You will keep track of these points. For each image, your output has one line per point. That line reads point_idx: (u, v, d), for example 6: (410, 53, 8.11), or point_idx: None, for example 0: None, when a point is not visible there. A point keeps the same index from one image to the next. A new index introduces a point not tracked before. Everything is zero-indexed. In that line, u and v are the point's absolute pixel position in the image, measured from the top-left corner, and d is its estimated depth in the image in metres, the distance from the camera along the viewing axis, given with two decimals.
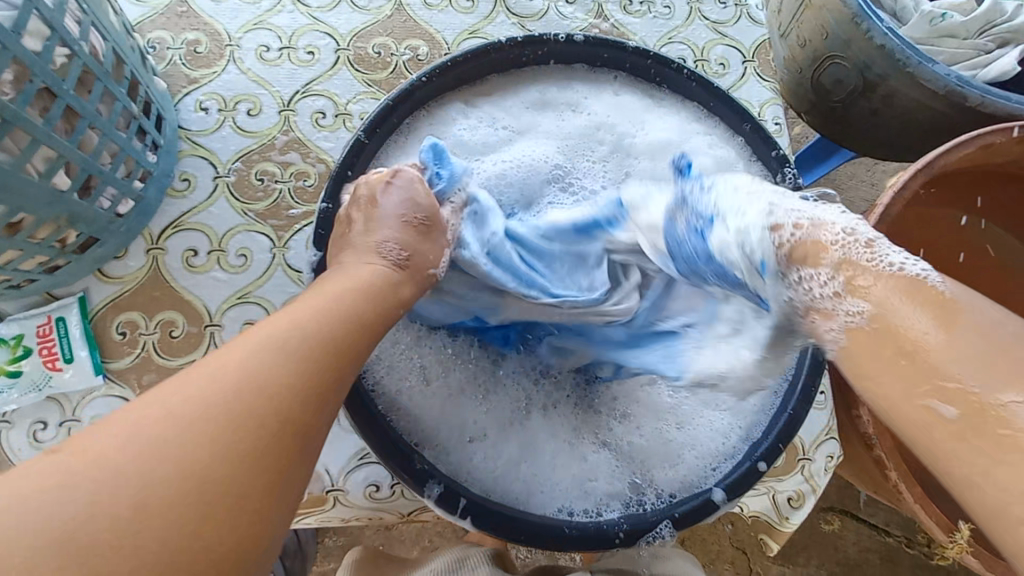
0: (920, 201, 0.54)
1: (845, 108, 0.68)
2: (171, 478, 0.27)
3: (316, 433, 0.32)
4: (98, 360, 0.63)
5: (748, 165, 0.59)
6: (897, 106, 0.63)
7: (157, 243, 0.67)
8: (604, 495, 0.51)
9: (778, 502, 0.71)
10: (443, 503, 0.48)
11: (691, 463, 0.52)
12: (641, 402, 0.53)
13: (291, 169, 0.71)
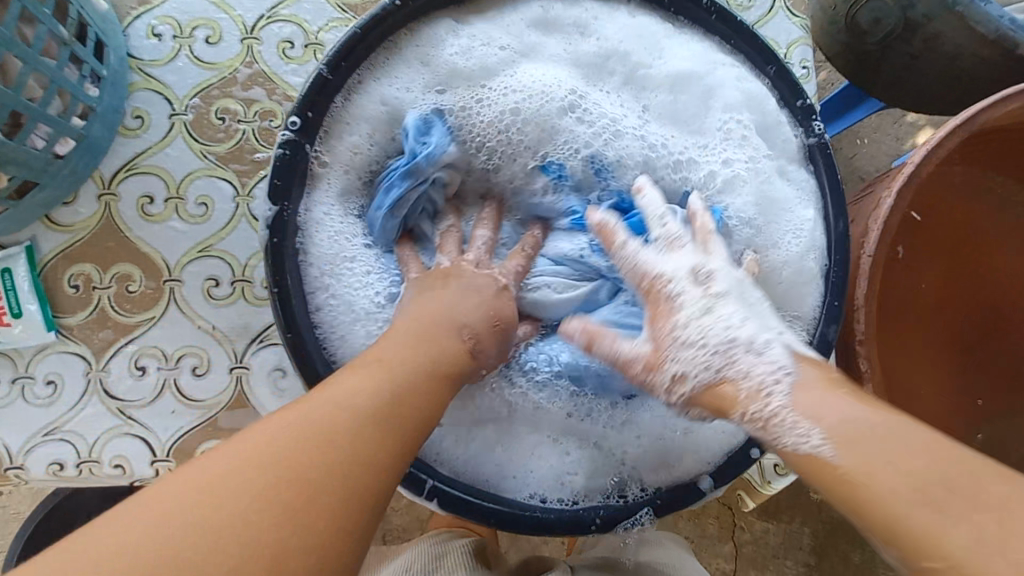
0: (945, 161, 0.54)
1: (881, 53, 0.58)
2: (226, 529, 0.25)
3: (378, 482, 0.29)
4: (50, 315, 0.59)
5: (782, 106, 0.51)
6: (941, 52, 0.55)
7: (110, 188, 0.61)
8: (583, 488, 0.48)
9: (764, 467, 0.70)
10: (409, 485, 0.44)
11: (688, 466, 0.47)
12: (644, 408, 0.48)
13: (256, 107, 0.63)
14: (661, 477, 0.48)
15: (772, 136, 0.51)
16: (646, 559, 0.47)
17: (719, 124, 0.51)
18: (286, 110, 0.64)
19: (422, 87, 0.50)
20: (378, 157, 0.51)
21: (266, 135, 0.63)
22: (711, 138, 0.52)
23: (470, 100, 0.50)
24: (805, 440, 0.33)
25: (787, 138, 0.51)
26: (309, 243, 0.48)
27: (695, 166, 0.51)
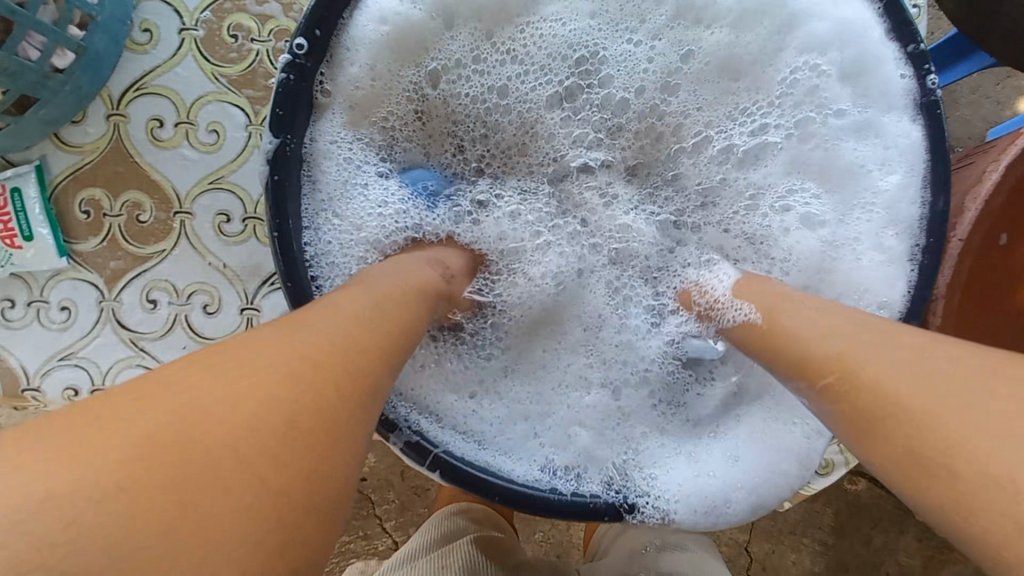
0: None
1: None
2: (256, 401, 0.21)
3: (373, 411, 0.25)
4: (62, 241, 0.57)
5: (887, 40, 0.40)
6: None
7: (118, 109, 0.57)
8: (590, 457, 0.43)
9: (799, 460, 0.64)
10: (412, 452, 0.40)
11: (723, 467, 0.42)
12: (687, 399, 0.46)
13: (270, 25, 0.57)
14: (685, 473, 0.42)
15: (860, 81, 0.42)
16: (665, 568, 0.45)
17: (787, 75, 0.45)
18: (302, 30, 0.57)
19: (429, 8, 0.44)
20: (385, 95, 0.46)
21: (281, 57, 0.57)
22: (768, 94, 0.46)
23: (468, 55, 0.46)
24: (742, 316, 0.37)
25: (887, 80, 0.41)
26: (320, 175, 0.44)
27: (711, 142, 0.48)
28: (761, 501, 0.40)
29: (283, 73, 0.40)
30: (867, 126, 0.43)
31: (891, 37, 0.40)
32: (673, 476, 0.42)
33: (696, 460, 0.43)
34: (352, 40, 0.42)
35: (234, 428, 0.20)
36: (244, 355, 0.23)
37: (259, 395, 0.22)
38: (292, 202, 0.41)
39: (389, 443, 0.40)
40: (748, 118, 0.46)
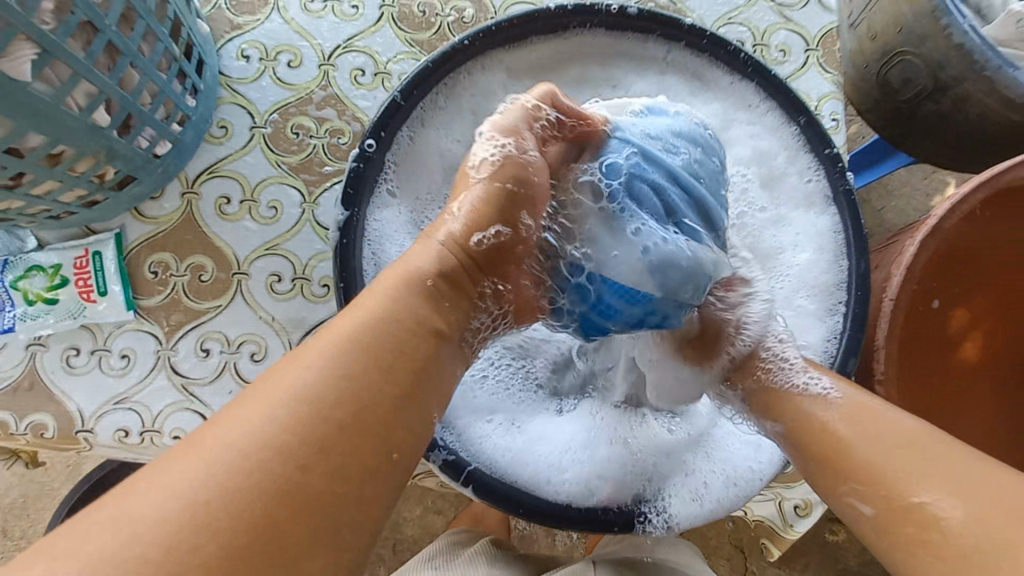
0: (984, 214, 0.57)
1: (911, 109, 0.69)
2: (273, 449, 0.30)
3: (369, 444, 0.33)
4: (130, 296, 0.66)
5: (802, 154, 0.57)
6: (967, 111, 0.64)
7: (192, 188, 0.68)
8: (600, 479, 0.53)
9: (784, 510, 0.70)
10: (449, 469, 0.50)
11: (706, 479, 0.54)
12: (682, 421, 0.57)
13: (327, 125, 0.71)
14: (676, 492, 0.53)
15: (780, 186, 0.58)
16: (661, 556, 0.53)
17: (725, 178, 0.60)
18: (353, 129, 0.71)
19: (468, 121, 0.59)
20: (421, 170, 0.58)
21: (334, 150, 0.70)
22: None
23: None
24: (816, 385, 0.47)
25: (798, 185, 0.57)
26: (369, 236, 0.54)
27: None
28: (735, 499, 0.52)
29: (353, 163, 0.53)
30: (782, 220, 0.58)
31: (804, 152, 0.57)
32: (667, 489, 0.53)
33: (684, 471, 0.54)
34: (405, 134, 0.55)
35: (271, 463, 0.29)
36: (281, 396, 0.32)
37: (261, 452, 0.30)
38: (354, 256, 0.52)
39: (430, 460, 0.49)
40: None
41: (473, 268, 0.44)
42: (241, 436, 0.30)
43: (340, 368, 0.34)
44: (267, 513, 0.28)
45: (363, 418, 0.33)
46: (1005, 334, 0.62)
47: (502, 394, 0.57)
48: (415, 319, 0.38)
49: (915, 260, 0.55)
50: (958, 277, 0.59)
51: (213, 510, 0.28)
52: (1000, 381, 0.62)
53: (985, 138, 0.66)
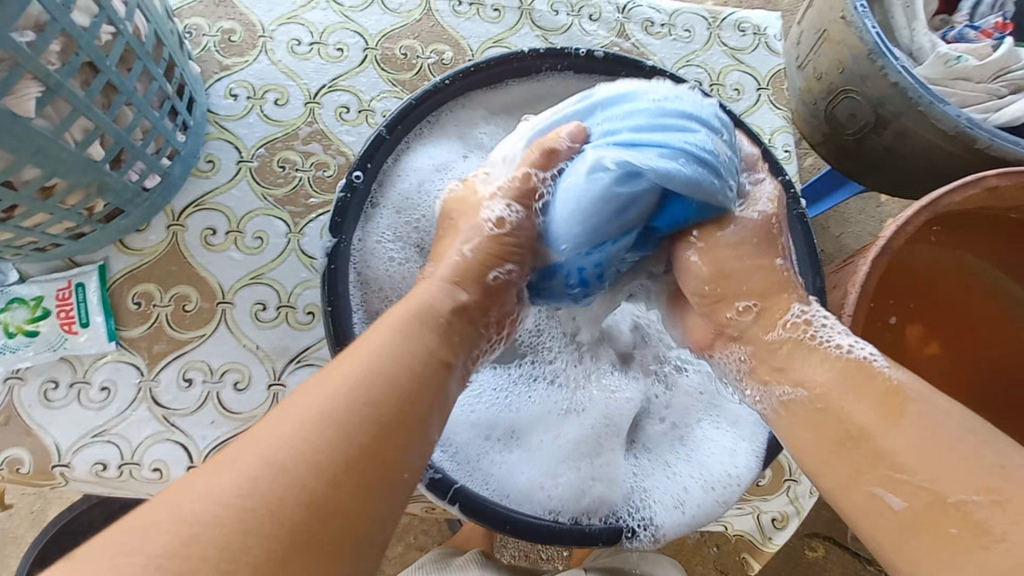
0: (938, 234, 0.60)
1: (859, 141, 0.75)
2: (288, 470, 0.34)
3: (371, 463, 0.36)
4: (112, 327, 0.66)
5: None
6: (908, 142, 0.70)
7: (178, 220, 0.70)
8: (586, 494, 0.55)
9: (762, 523, 0.71)
10: (436, 489, 0.51)
11: (689, 489, 0.56)
12: (665, 434, 0.59)
13: (312, 159, 0.73)
14: (659, 504, 0.55)
15: None
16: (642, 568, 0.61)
17: None
18: (338, 162, 0.74)
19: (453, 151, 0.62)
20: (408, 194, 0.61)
21: (319, 183, 0.73)
22: None
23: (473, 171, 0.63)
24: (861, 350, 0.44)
25: None
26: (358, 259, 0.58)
27: None
28: (717, 504, 0.55)
29: (341, 193, 0.56)
30: None
31: None
32: (653, 501, 0.55)
33: (672, 479, 0.56)
34: (392, 164, 0.59)
35: (286, 482, 0.33)
36: (294, 418, 0.36)
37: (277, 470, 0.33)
38: (342, 278, 0.55)
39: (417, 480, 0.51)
40: None
41: (478, 300, 0.47)
42: (250, 466, 0.33)
43: (344, 400, 0.37)
44: (277, 537, 0.32)
45: (362, 441, 0.36)
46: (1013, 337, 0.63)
47: (496, 409, 0.59)
48: (417, 349, 0.41)
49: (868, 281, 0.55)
50: (925, 290, 0.62)
51: (227, 533, 0.31)
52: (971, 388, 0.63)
53: (928, 167, 0.71)
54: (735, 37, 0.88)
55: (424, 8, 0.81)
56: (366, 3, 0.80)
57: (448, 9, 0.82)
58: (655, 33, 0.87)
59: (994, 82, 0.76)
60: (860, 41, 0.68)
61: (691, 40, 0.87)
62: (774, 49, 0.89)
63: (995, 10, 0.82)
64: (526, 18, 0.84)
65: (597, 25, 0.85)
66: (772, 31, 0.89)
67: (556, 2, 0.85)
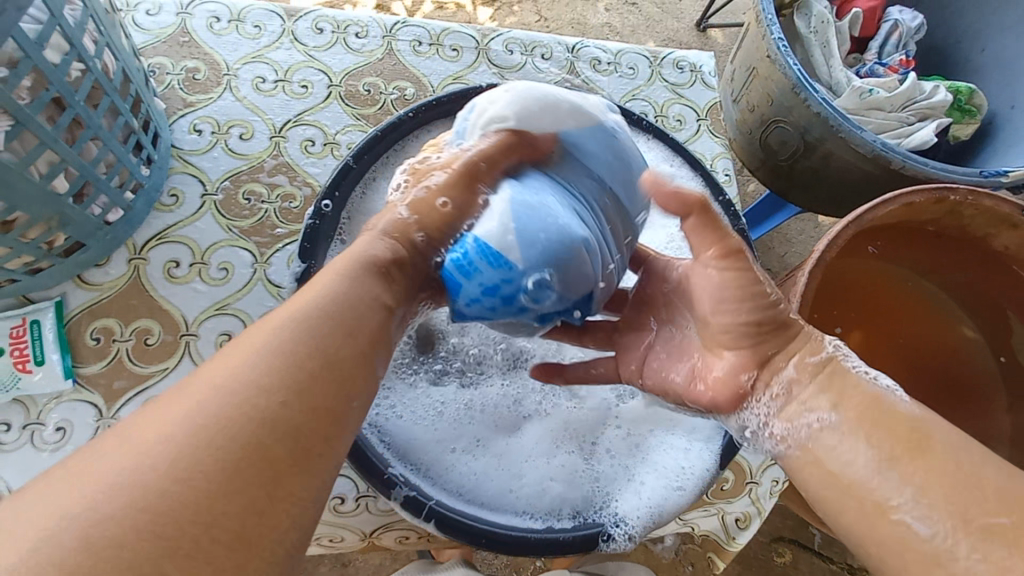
0: (858, 251, 0.67)
1: (790, 165, 0.83)
2: (188, 435, 0.31)
3: (284, 429, 0.33)
4: (69, 364, 0.64)
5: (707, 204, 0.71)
6: (835, 164, 0.78)
7: (140, 254, 0.69)
8: (556, 503, 0.56)
9: (727, 523, 0.74)
10: (409, 506, 0.52)
11: (653, 489, 0.58)
12: (627, 440, 0.61)
13: (278, 191, 0.75)
14: (627, 506, 0.57)
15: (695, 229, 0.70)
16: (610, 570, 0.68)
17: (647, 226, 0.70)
18: (304, 194, 0.76)
19: None
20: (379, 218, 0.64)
21: (286, 214, 0.74)
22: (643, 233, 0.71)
23: None
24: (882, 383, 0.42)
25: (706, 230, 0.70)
26: None
27: None
28: (679, 501, 0.57)
29: (310, 220, 0.59)
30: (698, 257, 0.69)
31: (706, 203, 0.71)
32: (619, 504, 0.57)
33: (635, 482, 0.59)
34: (362, 191, 0.62)
35: (185, 449, 0.31)
36: (204, 387, 0.34)
37: (177, 435, 0.31)
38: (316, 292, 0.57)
39: (392, 499, 0.52)
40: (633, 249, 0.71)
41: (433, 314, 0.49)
42: (188, 419, 0.32)
43: (258, 364, 0.35)
44: (184, 507, 0.29)
45: (281, 407, 0.34)
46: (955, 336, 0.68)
47: (451, 428, 0.59)
48: (368, 308, 0.42)
49: (807, 288, 0.59)
50: (857, 303, 0.68)
51: (129, 506, 0.28)
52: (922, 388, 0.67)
53: (849, 185, 0.79)
54: (674, 74, 0.96)
55: (385, 48, 0.86)
56: (329, 44, 0.84)
57: (408, 49, 0.87)
58: (602, 70, 0.94)
59: (904, 110, 0.86)
60: (783, 77, 0.76)
61: (635, 77, 0.95)
62: (710, 84, 0.98)
63: (898, 48, 0.93)
64: (482, 57, 0.89)
65: (548, 63, 0.92)
66: (706, 68, 0.98)
67: (510, 43, 0.91)
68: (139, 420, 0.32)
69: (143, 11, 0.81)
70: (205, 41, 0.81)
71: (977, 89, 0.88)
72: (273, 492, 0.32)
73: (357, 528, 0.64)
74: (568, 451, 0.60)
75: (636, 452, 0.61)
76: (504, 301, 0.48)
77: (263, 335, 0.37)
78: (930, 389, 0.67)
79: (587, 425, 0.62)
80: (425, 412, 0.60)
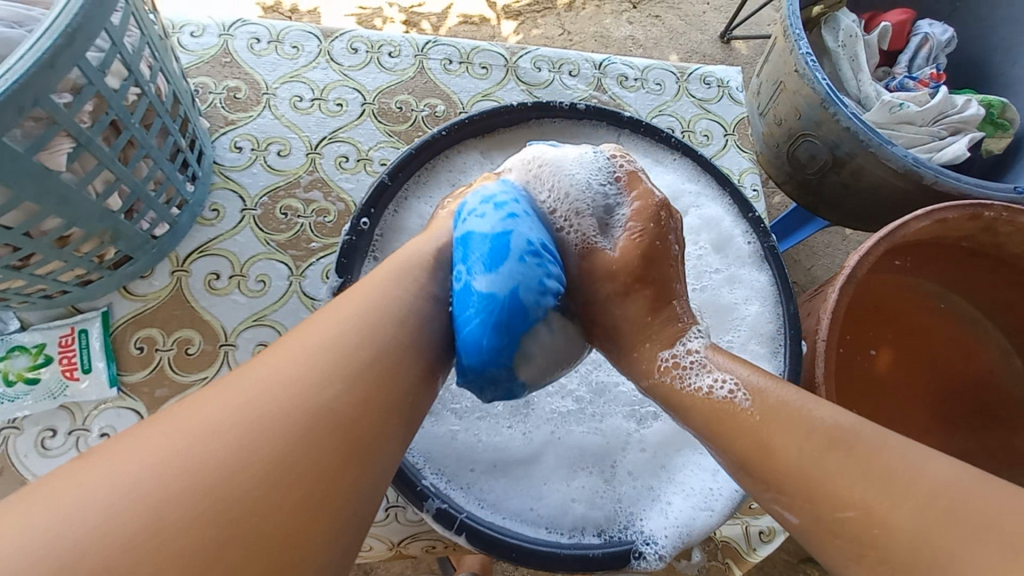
0: (889, 267, 0.66)
1: (818, 179, 0.83)
2: (233, 454, 0.32)
3: (322, 445, 0.34)
4: (114, 372, 0.67)
5: (735, 221, 0.71)
6: (865, 178, 0.77)
7: (182, 266, 0.72)
8: (582, 520, 0.57)
9: (750, 534, 0.74)
10: (441, 519, 0.52)
11: (682, 508, 0.58)
12: (654, 461, 0.61)
13: (314, 206, 0.77)
14: (656, 524, 0.57)
15: (726, 246, 0.70)
16: None
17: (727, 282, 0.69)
18: (338, 209, 0.78)
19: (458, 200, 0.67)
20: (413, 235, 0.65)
21: (320, 228, 0.76)
22: (728, 288, 0.69)
23: None
24: (723, 388, 0.46)
25: (738, 246, 0.70)
26: None
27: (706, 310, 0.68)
28: (708, 522, 0.57)
29: (346, 236, 0.61)
30: (735, 278, 0.69)
31: (735, 220, 0.71)
32: (648, 523, 0.57)
33: (663, 501, 0.58)
34: (396, 212, 0.64)
35: (231, 464, 0.31)
36: (250, 401, 0.34)
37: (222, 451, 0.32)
38: None
39: (423, 512, 0.52)
40: (712, 297, 0.69)
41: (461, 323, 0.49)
42: (235, 424, 0.33)
43: (293, 383, 0.36)
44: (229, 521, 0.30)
45: (321, 422, 0.34)
46: (983, 353, 0.67)
47: (477, 436, 0.60)
48: (405, 323, 0.43)
49: (838, 307, 0.58)
50: (887, 323, 0.66)
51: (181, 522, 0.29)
52: (941, 404, 0.66)
53: (880, 199, 0.78)
54: (701, 90, 0.97)
55: (417, 67, 0.88)
56: (363, 63, 0.87)
57: (439, 67, 0.89)
58: (629, 86, 0.95)
59: (934, 125, 0.85)
60: (812, 92, 0.76)
61: (662, 92, 0.96)
62: (737, 99, 0.98)
63: (929, 62, 0.92)
64: (511, 74, 0.91)
65: (576, 80, 0.93)
66: (734, 84, 0.99)
67: (538, 60, 0.93)
68: (199, 421, 0.33)
69: (188, 34, 0.85)
70: (246, 61, 0.84)
71: (1010, 103, 0.87)
72: (314, 505, 0.32)
73: (385, 538, 0.65)
74: (594, 469, 0.60)
75: (663, 473, 0.60)
76: (499, 207, 0.52)
77: (298, 357, 0.37)
78: (958, 409, 0.65)
79: (613, 444, 0.61)
80: (452, 425, 0.60)
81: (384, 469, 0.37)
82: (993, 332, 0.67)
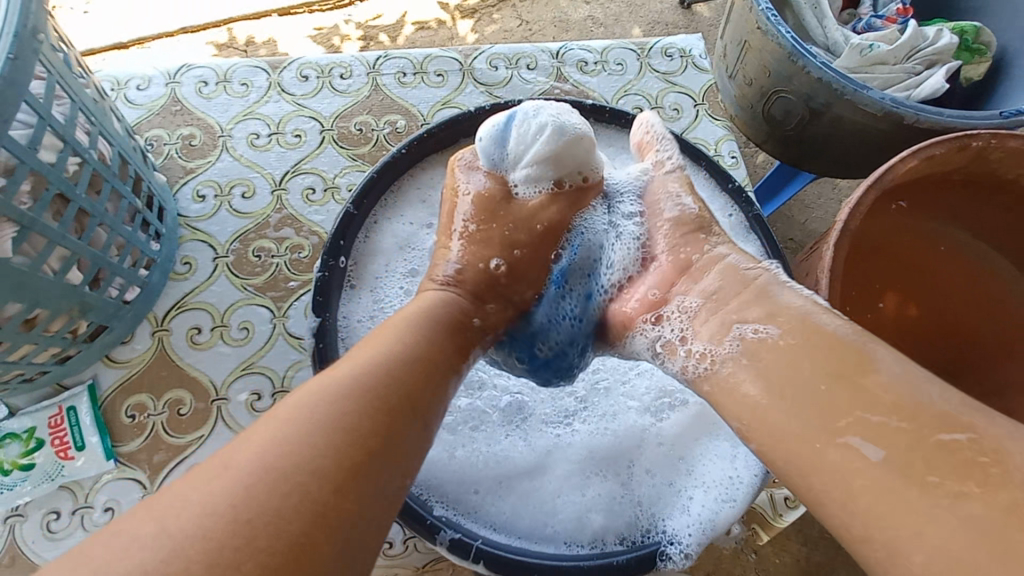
0: (885, 213, 0.63)
1: (797, 135, 0.80)
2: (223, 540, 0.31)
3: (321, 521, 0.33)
4: (109, 445, 0.65)
5: (714, 194, 0.68)
6: (844, 128, 0.74)
7: (162, 325, 0.70)
8: (602, 530, 0.55)
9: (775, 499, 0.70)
10: (456, 550, 0.50)
11: (700, 503, 0.56)
12: (664, 458, 0.59)
13: (286, 243, 0.75)
14: (676, 523, 0.55)
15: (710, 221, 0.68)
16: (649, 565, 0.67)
17: None
18: (312, 243, 0.76)
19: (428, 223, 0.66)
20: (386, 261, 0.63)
21: (297, 264, 0.74)
22: None
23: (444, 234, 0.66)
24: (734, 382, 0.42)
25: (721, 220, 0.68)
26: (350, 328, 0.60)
27: None
28: (730, 515, 0.55)
29: (319, 272, 0.59)
30: None
31: (715, 192, 0.69)
32: (669, 524, 0.55)
33: (680, 498, 0.57)
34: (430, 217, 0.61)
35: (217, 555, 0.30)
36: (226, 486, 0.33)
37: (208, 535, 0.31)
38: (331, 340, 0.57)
39: (438, 545, 0.50)
40: None
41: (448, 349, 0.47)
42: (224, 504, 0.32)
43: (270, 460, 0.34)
44: None
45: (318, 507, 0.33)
46: (994, 281, 0.64)
47: (482, 461, 0.58)
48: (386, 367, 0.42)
49: (836, 263, 0.56)
50: (888, 274, 0.64)
51: None
52: (958, 342, 0.63)
53: (863, 145, 0.76)
54: (664, 63, 0.94)
55: (371, 84, 0.86)
56: (315, 90, 0.85)
57: (394, 81, 0.87)
58: (590, 71, 0.92)
59: (909, 61, 0.82)
60: (777, 47, 0.73)
61: (624, 72, 0.93)
62: (702, 66, 0.95)
63: None
64: (468, 77, 0.89)
65: (535, 73, 0.91)
66: (696, 51, 0.96)
67: (493, 58, 0.91)
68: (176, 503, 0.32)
69: (134, 87, 0.83)
70: (197, 106, 0.82)
71: (982, 26, 0.84)
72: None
73: (409, 567, 0.64)
74: (606, 477, 0.58)
75: (675, 466, 0.59)
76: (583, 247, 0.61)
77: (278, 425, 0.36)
78: (978, 344, 0.63)
79: (621, 449, 0.60)
80: (451, 453, 0.58)
81: (379, 502, 0.36)
82: (999, 258, 0.65)
